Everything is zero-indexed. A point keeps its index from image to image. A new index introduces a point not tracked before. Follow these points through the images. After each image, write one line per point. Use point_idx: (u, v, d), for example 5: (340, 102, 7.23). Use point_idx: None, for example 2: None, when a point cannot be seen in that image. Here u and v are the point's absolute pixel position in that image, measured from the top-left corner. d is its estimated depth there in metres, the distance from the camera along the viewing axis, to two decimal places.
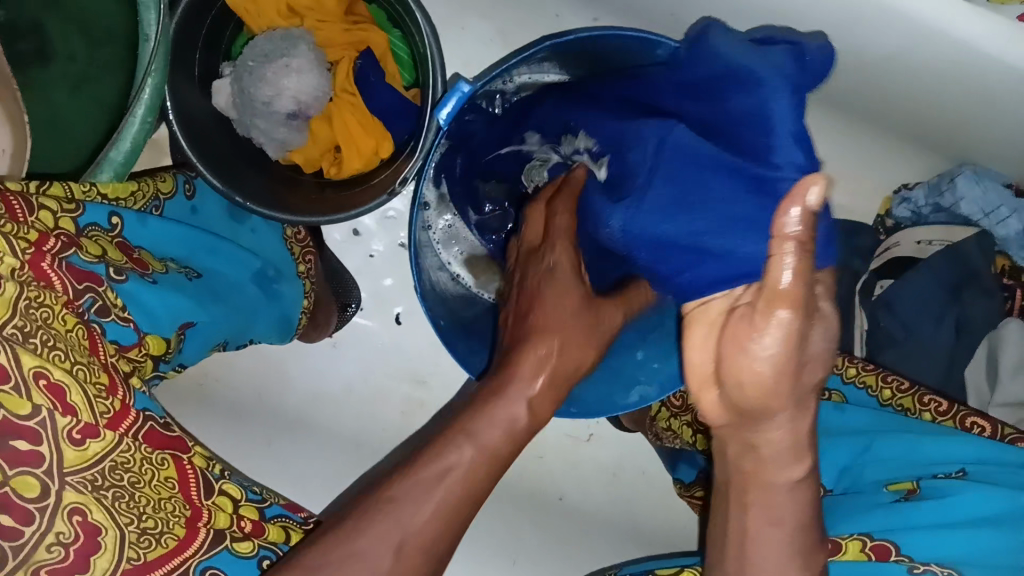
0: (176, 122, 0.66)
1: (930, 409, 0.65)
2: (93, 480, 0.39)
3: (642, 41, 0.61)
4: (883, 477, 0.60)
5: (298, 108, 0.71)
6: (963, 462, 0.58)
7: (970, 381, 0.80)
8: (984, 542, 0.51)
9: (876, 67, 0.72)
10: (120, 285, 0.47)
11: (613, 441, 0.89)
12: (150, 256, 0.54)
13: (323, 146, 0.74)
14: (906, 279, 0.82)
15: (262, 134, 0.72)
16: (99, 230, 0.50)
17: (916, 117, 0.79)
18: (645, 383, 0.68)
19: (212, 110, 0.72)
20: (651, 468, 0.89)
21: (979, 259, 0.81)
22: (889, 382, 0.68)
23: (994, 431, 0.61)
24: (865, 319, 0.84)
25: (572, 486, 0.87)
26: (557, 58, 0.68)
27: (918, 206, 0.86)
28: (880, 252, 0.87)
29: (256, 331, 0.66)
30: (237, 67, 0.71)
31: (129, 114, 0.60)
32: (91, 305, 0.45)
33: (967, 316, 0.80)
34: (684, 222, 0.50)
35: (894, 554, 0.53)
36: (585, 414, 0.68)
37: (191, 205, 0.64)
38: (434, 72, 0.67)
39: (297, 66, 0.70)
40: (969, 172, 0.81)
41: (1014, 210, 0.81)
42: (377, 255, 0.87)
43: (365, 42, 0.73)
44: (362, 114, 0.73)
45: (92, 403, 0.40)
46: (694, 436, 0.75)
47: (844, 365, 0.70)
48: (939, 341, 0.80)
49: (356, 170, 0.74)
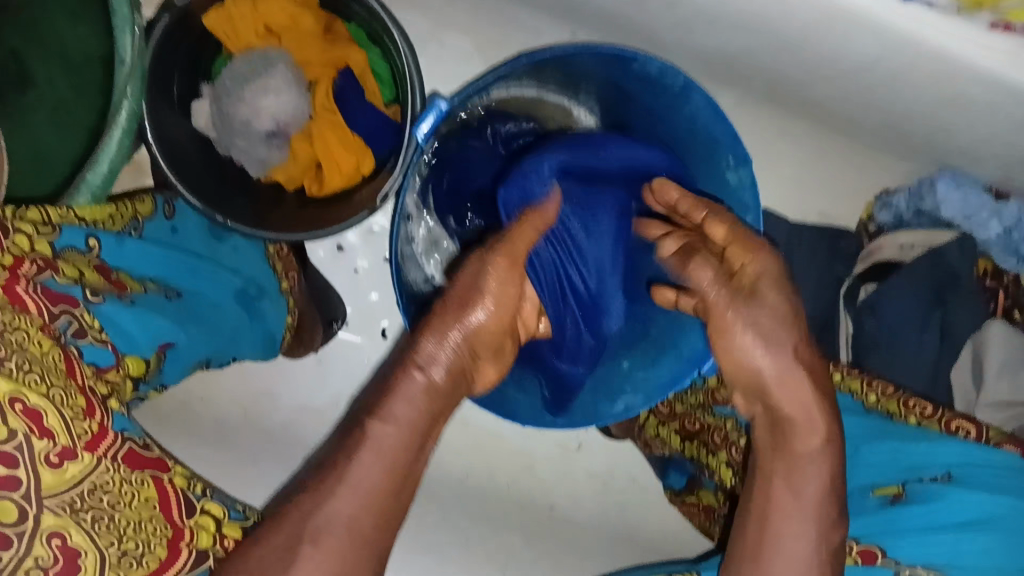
0: (156, 147, 0.66)
1: (915, 413, 0.64)
2: (72, 503, 0.39)
3: (617, 56, 0.61)
4: (868, 482, 0.60)
5: (278, 125, 0.73)
6: (948, 466, 0.57)
7: (956, 384, 0.78)
8: (968, 545, 0.52)
9: (851, 75, 0.72)
10: (97, 307, 0.48)
11: (603, 449, 0.89)
12: (128, 277, 0.54)
13: (304, 164, 0.75)
14: (890, 283, 0.82)
15: (243, 154, 0.73)
16: (76, 253, 0.50)
17: (893, 122, 0.79)
18: (630, 393, 0.68)
19: (195, 133, 0.73)
20: (642, 477, 0.89)
21: (961, 263, 0.81)
22: (873, 387, 0.68)
23: (979, 435, 0.59)
24: (849, 323, 0.83)
25: (562, 497, 0.87)
26: (535, 74, 0.68)
27: (901, 210, 0.87)
28: (864, 256, 0.87)
29: (240, 349, 0.66)
30: (215, 89, 0.73)
31: (107, 136, 0.62)
32: (68, 328, 0.45)
33: (950, 321, 0.79)
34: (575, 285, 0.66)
35: (880, 557, 0.54)
36: (568, 424, 0.68)
37: (171, 225, 0.64)
38: (412, 88, 0.67)
39: (274, 87, 0.72)
40: (947, 175, 0.84)
41: (993, 212, 0.83)
42: (362, 270, 0.87)
43: (344, 59, 0.74)
44: (343, 134, 0.73)
45: (69, 426, 0.40)
46: (684, 443, 0.74)
47: (829, 371, 0.71)
48: (925, 347, 0.78)
49: (338, 187, 0.74)
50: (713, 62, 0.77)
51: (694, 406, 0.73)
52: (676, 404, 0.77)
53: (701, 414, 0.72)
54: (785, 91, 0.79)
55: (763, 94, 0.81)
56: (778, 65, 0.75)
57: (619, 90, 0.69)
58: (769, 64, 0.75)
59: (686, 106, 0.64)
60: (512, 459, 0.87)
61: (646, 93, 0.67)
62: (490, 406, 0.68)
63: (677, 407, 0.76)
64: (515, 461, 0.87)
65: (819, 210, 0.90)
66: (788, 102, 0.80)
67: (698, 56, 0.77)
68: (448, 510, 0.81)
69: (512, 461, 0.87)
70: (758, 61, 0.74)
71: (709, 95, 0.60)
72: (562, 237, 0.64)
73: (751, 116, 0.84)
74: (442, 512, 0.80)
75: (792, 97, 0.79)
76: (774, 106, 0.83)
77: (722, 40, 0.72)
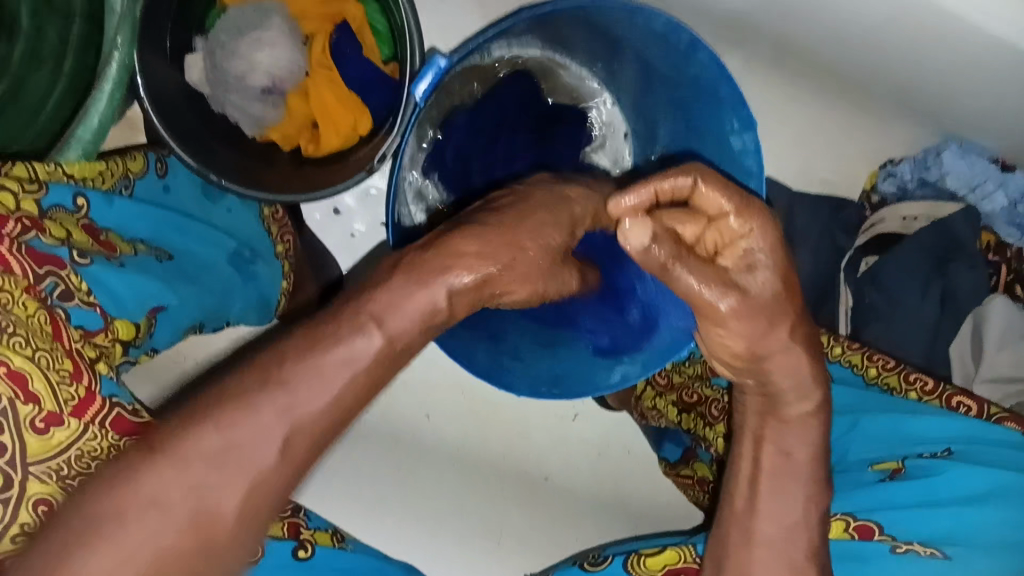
0: (149, 101, 0.63)
1: (916, 388, 0.64)
2: (58, 469, 0.38)
3: (625, 10, 0.59)
4: (867, 456, 0.60)
5: (273, 82, 0.72)
6: (949, 442, 0.57)
7: (955, 355, 0.78)
8: (972, 518, 0.51)
9: (863, 36, 0.71)
10: (85, 268, 0.47)
11: (599, 419, 0.89)
12: (117, 238, 0.53)
13: (301, 121, 0.73)
14: (894, 254, 0.82)
15: (238, 110, 0.71)
16: (64, 211, 0.49)
17: (903, 90, 0.78)
18: (627, 362, 0.68)
19: (187, 88, 0.70)
20: (637, 446, 0.88)
21: (966, 230, 0.81)
22: (874, 361, 0.67)
23: (980, 411, 0.60)
24: (850, 294, 0.83)
25: (558, 465, 0.86)
26: (540, 30, 0.66)
27: (904, 180, 0.86)
28: (865, 228, 0.86)
29: (235, 311, 0.65)
30: (208, 42, 0.71)
31: (96, 91, 0.61)
32: (53, 290, 0.44)
33: (952, 291, 0.80)
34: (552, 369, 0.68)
35: (877, 534, 0.53)
36: (567, 393, 0.67)
37: (163, 185, 0.63)
38: (412, 45, 0.65)
39: (269, 40, 0.71)
40: (954, 146, 0.83)
41: (999, 184, 0.82)
42: (358, 234, 0.85)
43: (342, 15, 0.73)
44: (340, 90, 0.72)
45: (56, 391, 0.39)
46: (681, 414, 0.74)
47: (830, 343, 0.70)
48: (924, 313, 0.79)
49: (334, 147, 0.72)
50: (721, 24, 0.75)
51: (695, 377, 0.73)
52: (673, 374, 0.76)
53: (698, 385, 0.72)
54: (793, 56, 0.77)
55: (770, 59, 0.79)
56: (787, 29, 0.73)
57: (627, 49, 0.67)
58: (778, 27, 0.73)
59: (691, 67, 0.62)
60: (507, 427, 0.86)
61: (656, 53, 0.65)
62: (486, 373, 0.67)
63: (675, 377, 0.76)
64: (510, 429, 0.86)
65: (823, 176, 0.88)
66: (795, 67, 0.79)
67: (702, 17, 0.75)
68: (441, 477, 0.80)
69: (506, 429, 0.86)
70: (768, 23, 0.73)
71: (715, 54, 0.59)
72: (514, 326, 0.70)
73: (757, 80, 0.82)
74: (434, 478, 0.80)
75: (800, 62, 0.78)
76: (780, 72, 0.80)
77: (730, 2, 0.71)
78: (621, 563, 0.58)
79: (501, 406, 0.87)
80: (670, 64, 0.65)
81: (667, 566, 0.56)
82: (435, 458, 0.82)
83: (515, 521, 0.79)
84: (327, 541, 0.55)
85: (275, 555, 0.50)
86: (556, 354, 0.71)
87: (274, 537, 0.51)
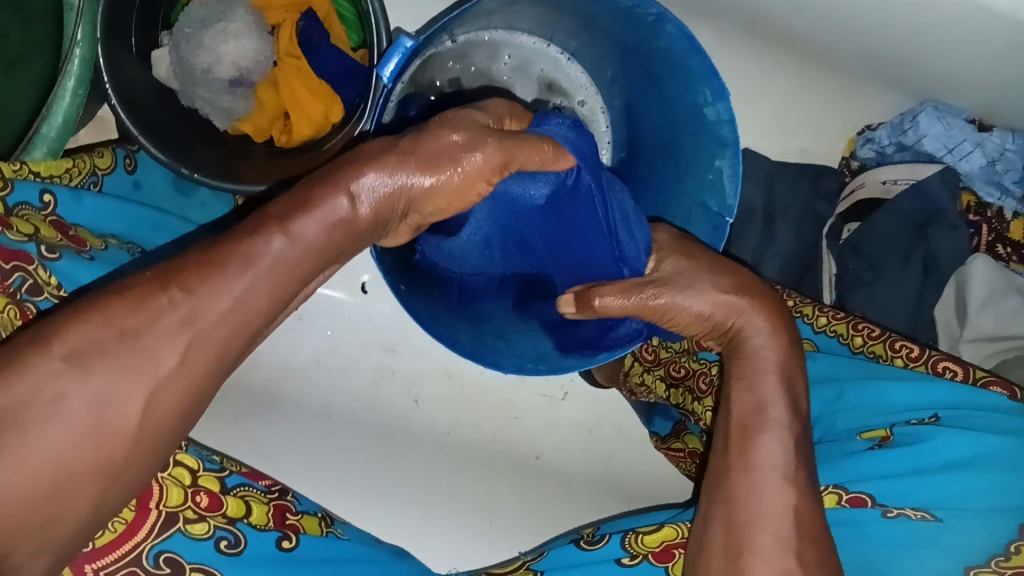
0: (116, 98, 0.63)
1: (902, 355, 0.63)
2: None
3: None
4: (856, 425, 0.60)
5: (240, 73, 0.71)
6: (936, 408, 0.57)
7: (940, 320, 0.78)
8: (960, 486, 0.51)
9: (830, 3, 0.70)
10: (53, 263, 0.47)
11: (589, 399, 0.87)
12: (88, 234, 0.53)
13: (272, 113, 0.72)
14: (873, 219, 0.82)
15: (207, 104, 0.71)
16: (30, 209, 0.49)
17: (871, 53, 0.77)
18: (611, 339, 0.66)
19: (155, 83, 0.70)
20: (628, 424, 0.87)
21: (942, 193, 0.81)
22: (859, 330, 0.66)
23: (965, 375, 0.59)
24: (833, 263, 0.84)
25: (549, 446, 0.85)
26: (506, 8, 0.66)
27: (882, 146, 0.85)
28: (846, 194, 0.87)
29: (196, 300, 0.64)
30: (174, 36, 0.70)
31: (59, 88, 0.59)
32: (22, 284, 0.44)
33: (933, 254, 0.80)
34: (529, 342, 0.70)
35: (869, 504, 0.52)
36: (553, 370, 0.67)
37: (133, 181, 0.64)
38: (378, 27, 0.65)
39: (235, 31, 0.69)
40: (931, 108, 0.82)
41: (977, 144, 0.81)
42: None
43: (308, 3, 0.72)
44: (309, 79, 0.71)
45: None
46: (668, 391, 0.73)
47: (814, 314, 0.69)
48: (907, 283, 0.80)
49: (307, 136, 0.72)
50: None
51: (679, 352, 0.73)
52: (660, 350, 0.76)
53: (686, 359, 0.72)
54: (763, 25, 0.76)
55: (743, 30, 0.78)
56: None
57: (599, 27, 0.67)
58: None
59: (661, 40, 0.62)
60: (497, 410, 0.86)
61: (625, 30, 0.65)
62: (471, 354, 0.68)
63: (662, 353, 0.76)
64: (500, 412, 0.86)
65: (802, 146, 0.89)
66: (767, 37, 0.78)
67: None
68: (433, 464, 0.81)
69: (497, 412, 0.86)
70: None
71: (684, 24, 0.58)
72: (483, 314, 0.71)
73: (732, 48, 0.81)
74: (426, 467, 0.80)
75: (771, 33, 0.77)
76: (754, 41, 0.79)
77: None
78: (619, 540, 0.58)
79: (489, 390, 0.86)
80: (641, 39, 0.64)
81: (665, 543, 0.56)
82: (426, 446, 0.82)
83: (507, 501, 0.79)
84: (315, 529, 0.55)
85: (258, 547, 0.50)
86: (544, 331, 0.70)
87: (256, 527, 0.50)
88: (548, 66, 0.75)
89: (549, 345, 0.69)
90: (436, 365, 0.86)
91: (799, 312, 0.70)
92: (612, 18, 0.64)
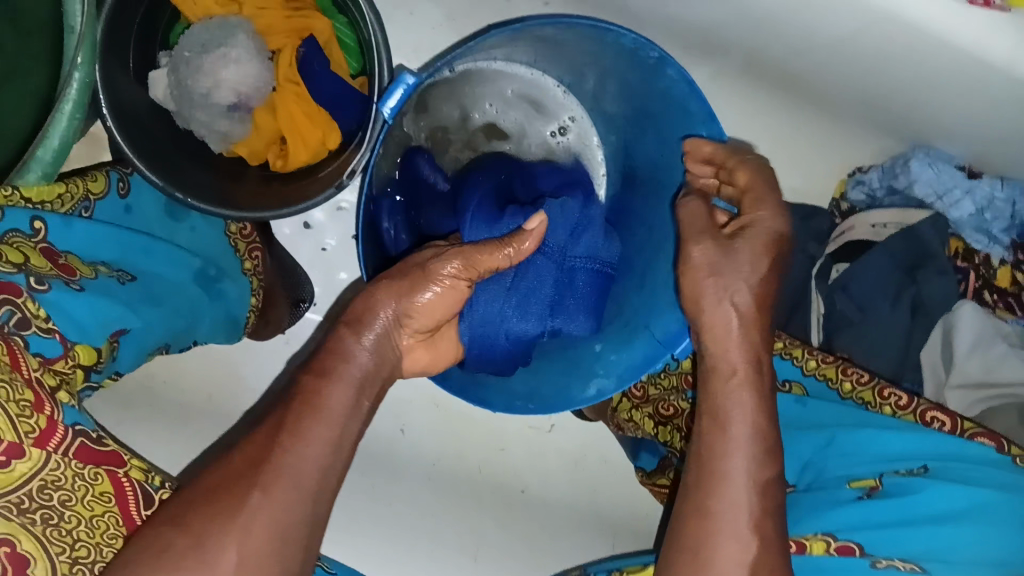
0: (109, 116, 0.63)
1: (890, 403, 0.63)
2: (19, 504, 0.38)
3: (595, 26, 0.60)
4: (844, 473, 0.60)
5: (239, 98, 0.70)
6: (925, 459, 0.57)
7: (925, 363, 0.77)
8: (948, 537, 0.51)
9: (829, 48, 0.71)
10: (43, 294, 0.46)
11: (575, 429, 0.87)
12: (78, 261, 0.52)
13: (268, 138, 0.73)
14: (863, 261, 0.82)
15: (203, 126, 0.70)
16: (20, 236, 0.49)
17: (867, 97, 0.77)
18: (603, 376, 0.67)
19: (150, 103, 0.70)
20: (613, 456, 0.87)
21: (934, 239, 0.82)
22: (849, 375, 0.66)
23: (953, 426, 0.59)
24: (821, 303, 0.83)
25: (534, 478, 0.85)
26: (509, 43, 0.67)
27: (873, 188, 0.87)
28: (836, 235, 0.87)
29: (202, 331, 0.64)
30: (173, 58, 0.69)
31: (58, 110, 0.59)
32: (9, 318, 0.43)
33: (922, 296, 0.80)
34: (521, 384, 0.69)
35: (857, 553, 0.53)
36: (542, 409, 0.66)
37: (125, 205, 0.62)
38: (379, 56, 0.65)
39: (235, 56, 0.68)
40: (922, 155, 0.83)
41: (967, 191, 0.83)
42: (330, 249, 0.83)
43: (309, 28, 0.71)
44: (307, 104, 0.71)
45: (16, 423, 0.38)
46: (657, 428, 0.73)
47: (804, 356, 0.69)
48: (895, 322, 0.79)
49: (303, 161, 0.72)
50: (689, 34, 0.75)
51: (669, 390, 0.73)
52: (649, 388, 0.76)
53: (674, 398, 0.72)
54: (761, 66, 0.77)
55: (742, 69, 0.79)
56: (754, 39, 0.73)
57: (604, 64, 0.67)
58: (745, 37, 0.73)
59: (661, 81, 0.63)
60: (482, 440, 0.85)
61: (631, 69, 0.65)
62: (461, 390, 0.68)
63: (650, 390, 0.75)
64: (485, 442, 0.85)
65: (794, 185, 0.89)
66: (765, 77, 0.79)
67: (673, 27, 0.75)
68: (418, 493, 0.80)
69: (482, 441, 0.85)
70: (737, 36, 0.73)
71: (684, 68, 0.59)
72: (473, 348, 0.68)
73: (730, 90, 0.82)
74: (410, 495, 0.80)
75: (769, 72, 0.78)
76: (756, 82, 0.80)
77: (700, 10, 0.71)
78: None
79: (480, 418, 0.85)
80: (641, 77, 0.65)
81: None
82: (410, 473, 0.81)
83: (491, 532, 0.78)
84: None
85: None
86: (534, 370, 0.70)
87: None
88: (533, 89, 0.75)
89: (544, 381, 0.68)
90: (423, 393, 0.85)
91: (823, 375, 0.68)
92: (621, 55, 0.63)
